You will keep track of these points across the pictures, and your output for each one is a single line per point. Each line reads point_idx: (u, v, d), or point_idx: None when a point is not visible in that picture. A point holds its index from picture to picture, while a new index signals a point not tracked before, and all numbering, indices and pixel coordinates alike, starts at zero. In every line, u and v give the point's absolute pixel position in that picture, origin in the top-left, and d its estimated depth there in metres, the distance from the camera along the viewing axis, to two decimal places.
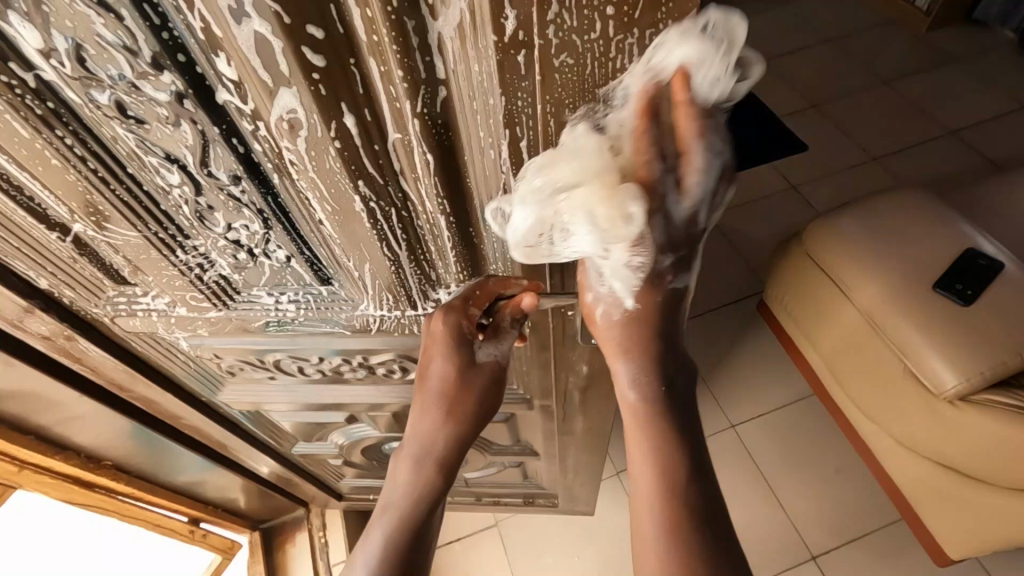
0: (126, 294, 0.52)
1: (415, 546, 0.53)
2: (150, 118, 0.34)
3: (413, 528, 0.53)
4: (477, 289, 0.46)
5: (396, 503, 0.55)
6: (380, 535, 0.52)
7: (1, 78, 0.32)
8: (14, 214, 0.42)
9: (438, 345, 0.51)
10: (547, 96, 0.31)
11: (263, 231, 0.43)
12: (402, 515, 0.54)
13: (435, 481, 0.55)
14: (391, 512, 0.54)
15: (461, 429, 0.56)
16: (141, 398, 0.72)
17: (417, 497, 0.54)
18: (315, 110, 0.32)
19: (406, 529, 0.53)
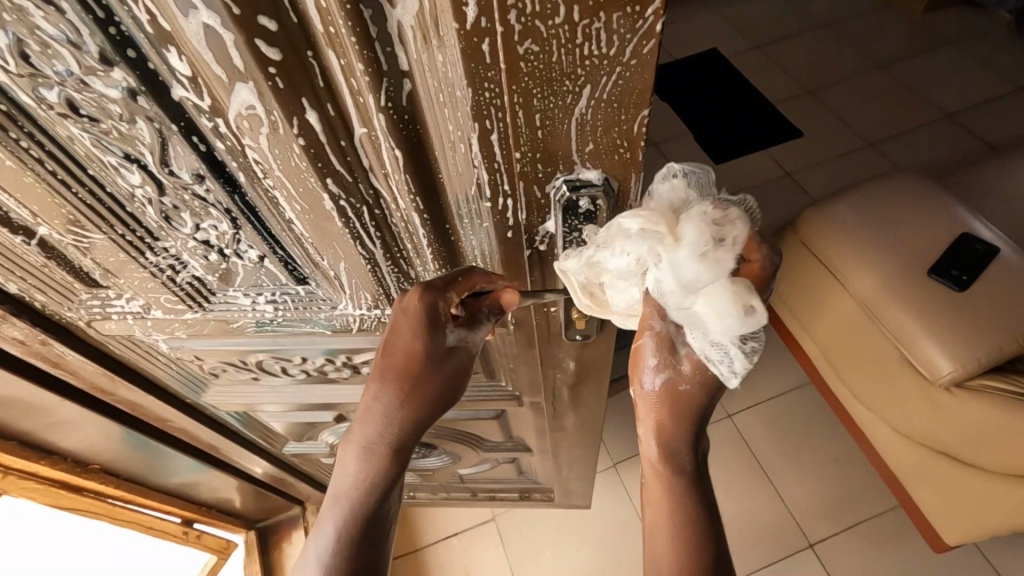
0: (99, 297, 0.51)
1: (368, 541, 0.50)
2: (104, 116, 0.32)
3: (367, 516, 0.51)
4: (461, 275, 0.44)
5: (348, 491, 0.51)
6: (330, 530, 0.50)
7: None
8: None
9: (406, 324, 0.45)
10: (513, 87, 0.28)
11: (232, 231, 0.42)
12: (355, 504, 0.51)
13: (391, 465, 0.51)
14: (344, 497, 0.51)
15: (416, 413, 0.50)
16: (125, 401, 0.71)
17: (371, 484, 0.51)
18: (274, 105, 0.31)
19: (356, 526, 0.50)
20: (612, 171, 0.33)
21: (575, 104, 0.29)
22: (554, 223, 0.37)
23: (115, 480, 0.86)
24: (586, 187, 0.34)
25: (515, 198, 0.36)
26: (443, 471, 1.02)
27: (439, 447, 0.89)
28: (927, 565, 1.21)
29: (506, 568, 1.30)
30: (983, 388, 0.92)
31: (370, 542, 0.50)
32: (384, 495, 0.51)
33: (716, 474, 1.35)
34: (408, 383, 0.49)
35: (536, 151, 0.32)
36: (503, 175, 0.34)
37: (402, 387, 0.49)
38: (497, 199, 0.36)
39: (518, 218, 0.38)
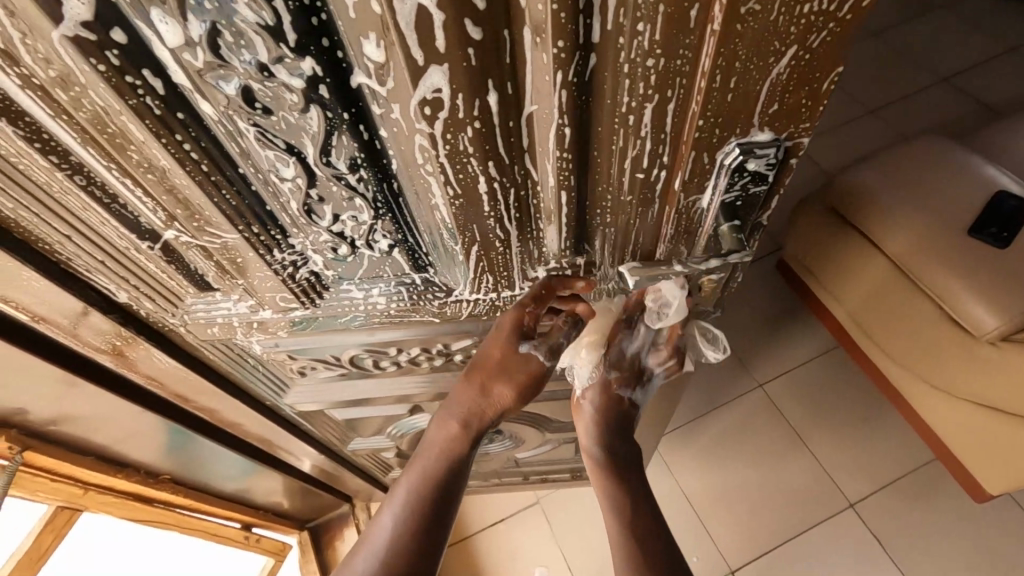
0: (207, 300, 0.50)
1: (437, 500, 0.58)
2: (276, 106, 0.32)
3: (432, 493, 0.58)
4: (542, 289, 0.49)
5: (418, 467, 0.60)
6: (398, 503, 0.57)
7: (127, 79, 0.29)
8: (104, 223, 0.40)
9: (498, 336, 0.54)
10: (721, 49, 0.28)
11: (369, 221, 0.41)
12: (428, 467, 0.60)
13: (459, 448, 0.61)
14: (412, 473, 0.60)
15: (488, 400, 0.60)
16: (204, 408, 0.70)
17: (439, 464, 0.60)
18: (461, 85, 0.31)
19: (423, 495, 0.58)
20: (785, 130, 0.33)
21: (775, 64, 0.29)
22: (715, 189, 0.37)
23: (183, 489, 0.85)
24: (761, 150, 0.34)
25: (674, 166, 0.36)
26: (500, 457, 1.03)
27: (505, 431, 0.90)
28: (964, 516, 1.25)
29: (556, 547, 1.31)
30: None
31: (434, 518, 0.57)
32: (450, 475, 0.60)
33: (754, 446, 1.38)
34: (481, 379, 0.59)
35: (719, 116, 0.32)
36: (668, 145, 0.35)
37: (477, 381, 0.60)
38: (653, 170, 0.37)
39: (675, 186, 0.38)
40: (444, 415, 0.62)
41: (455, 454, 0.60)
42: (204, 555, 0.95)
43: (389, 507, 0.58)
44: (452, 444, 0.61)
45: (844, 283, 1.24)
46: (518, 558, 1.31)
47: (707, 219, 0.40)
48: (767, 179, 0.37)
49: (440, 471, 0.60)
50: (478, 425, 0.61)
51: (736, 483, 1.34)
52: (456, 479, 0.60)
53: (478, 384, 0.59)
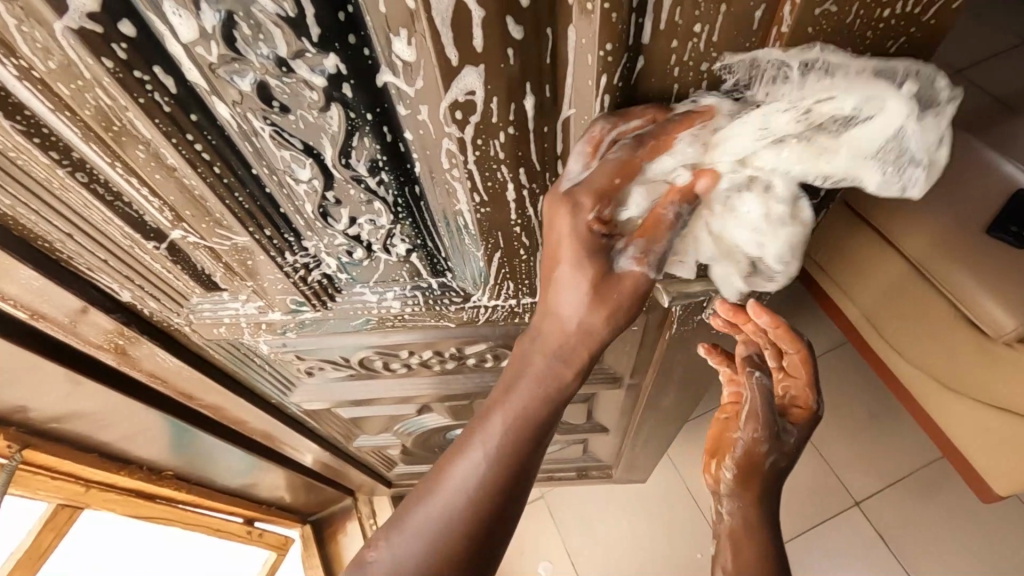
0: (213, 300, 0.48)
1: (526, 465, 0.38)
2: (294, 104, 0.29)
3: (523, 456, 0.37)
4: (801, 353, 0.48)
5: (507, 414, 0.38)
6: (482, 460, 0.37)
7: (135, 74, 0.27)
8: (108, 223, 0.38)
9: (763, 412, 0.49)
10: None
11: (388, 225, 0.38)
12: (522, 412, 0.38)
13: (563, 391, 0.39)
14: (503, 414, 0.38)
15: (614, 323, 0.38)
16: (209, 406, 0.68)
17: (531, 420, 0.38)
18: (496, 87, 0.28)
19: (512, 453, 0.37)
20: None
21: None
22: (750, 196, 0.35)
23: (186, 485, 0.83)
24: None
25: (716, 177, 0.34)
26: None
27: None
28: (972, 522, 1.23)
29: (560, 544, 1.30)
30: None
31: (517, 489, 0.38)
32: (542, 432, 0.38)
33: None
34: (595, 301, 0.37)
35: None
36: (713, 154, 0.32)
37: (583, 296, 0.37)
38: (694, 178, 0.34)
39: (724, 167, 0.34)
40: (541, 349, 0.39)
41: (553, 403, 0.39)
42: (206, 550, 0.94)
43: (466, 459, 0.38)
44: (554, 393, 0.38)
45: (861, 284, 1.22)
46: (521, 555, 1.30)
47: None
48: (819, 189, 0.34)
49: (538, 427, 0.38)
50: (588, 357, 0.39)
51: None
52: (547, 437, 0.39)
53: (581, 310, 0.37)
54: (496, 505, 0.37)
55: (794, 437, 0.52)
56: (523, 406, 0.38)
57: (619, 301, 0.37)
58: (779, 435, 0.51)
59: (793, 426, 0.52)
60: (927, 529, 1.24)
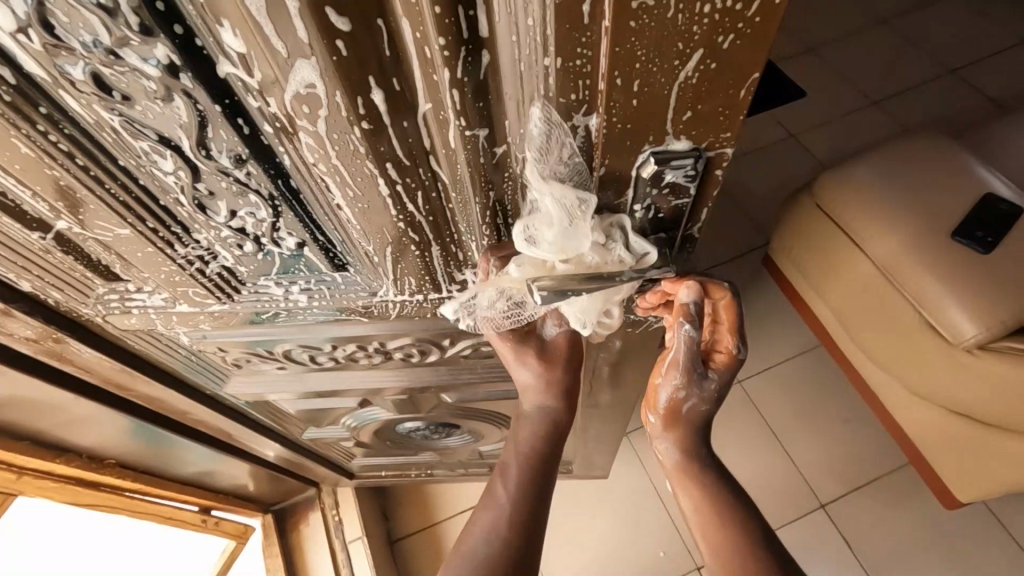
0: (118, 290, 0.47)
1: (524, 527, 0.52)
2: (136, 94, 0.29)
3: (531, 488, 0.55)
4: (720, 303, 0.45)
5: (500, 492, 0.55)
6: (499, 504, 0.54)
7: None
8: None
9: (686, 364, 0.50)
10: (616, 47, 0.25)
11: (270, 218, 0.38)
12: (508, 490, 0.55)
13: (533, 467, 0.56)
14: (496, 498, 0.55)
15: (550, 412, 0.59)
16: (143, 397, 0.67)
17: (522, 486, 0.55)
18: (334, 80, 0.27)
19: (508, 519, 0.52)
20: (704, 140, 0.30)
21: (681, 67, 0.26)
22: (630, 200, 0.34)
23: (131, 474, 0.83)
24: (677, 160, 0.31)
25: (588, 177, 0.33)
26: (463, 449, 1.02)
27: (463, 424, 0.88)
28: (935, 524, 1.23)
29: None
30: (1012, 351, 0.90)
31: (539, 515, 0.54)
32: (542, 474, 0.56)
33: (728, 440, 1.36)
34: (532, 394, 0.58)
35: (626, 122, 0.29)
36: (579, 152, 0.31)
37: (535, 386, 0.58)
38: (568, 176, 0.34)
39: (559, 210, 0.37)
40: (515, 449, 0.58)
41: (545, 456, 0.57)
42: (137, 547, 0.94)
43: (478, 532, 0.52)
44: (540, 444, 0.57)
45: (829, 284, 1.21)
46: None
47: (631, 231, 0.37)
48: (691, 190, 0.33)
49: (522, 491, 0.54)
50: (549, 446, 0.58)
51: None
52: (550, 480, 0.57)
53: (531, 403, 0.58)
54: (522, 523, 0.52)
55: (714, 380, 0.53)
56: (525, 455, 0.57)
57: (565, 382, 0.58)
58: (700, 380, 0.53)
59: (714, 372, 0.52)
60: (889, 529, 1.24)
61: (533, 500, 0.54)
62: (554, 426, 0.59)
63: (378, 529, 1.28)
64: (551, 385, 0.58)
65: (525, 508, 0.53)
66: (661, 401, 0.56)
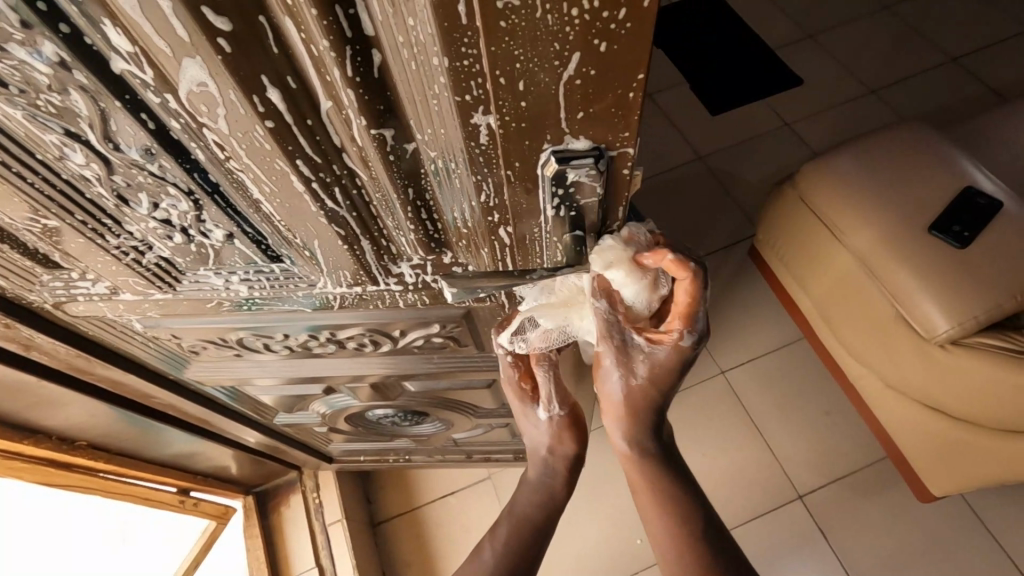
0: (62, 278, 0.48)
1: (525, 560, 0.63)
2: (32, 89, 0.29)
3: (531, 542, 0.64)
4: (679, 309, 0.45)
5: (511, 519, 0.66)
6: (496, 550, 0.64)
7: None
8: None
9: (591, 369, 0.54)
10: (495, 48, 0.25)
11: (194, 210, 0.38)
12: (516, 523, 0.65)
13: (532, 518, 0.65)
14: (507, 523, 0.66)
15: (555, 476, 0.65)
16: (106, 380, 0.68)
17: (523, 524, 0.65)
18: (224, 79, 0.27)
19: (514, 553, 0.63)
20: (603, 139, 0.30)
21: (563, 68, 0.26)
22: (544, 201, 0.34)
23: (105, 455, 0.85)
24: (577, 160, 0.31)
25: (499, 177, 0.33)
26: (437, 436, 1.03)
27: (432, 412, 0.89)
28: (912, 517, 1.23)
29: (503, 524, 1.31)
30: (984, 347, 0.89)
31: (529, 554, 0.64)
32: (543, 523, 0.66)
33: (709, 431, 1.36)
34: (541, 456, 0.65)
35: (520, 122, 0.29)
36: (484, 152, 0.31)
37: (543, 450, 0.64)
38: (482, 176, 0.33)
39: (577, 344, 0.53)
40: (522, 498, 0.67)
41: (542, 514, 0.66)
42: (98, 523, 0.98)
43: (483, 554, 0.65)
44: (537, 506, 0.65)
45: (812, 276, 1.20)
46: (465, 533, 1.31)
47: (550, 228, 0.38)
48: (597, 190, 0.34)
49: (526, 531, 0.65)
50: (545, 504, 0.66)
51: (695, 471, 1.32)
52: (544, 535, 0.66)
53: (539, 464, 0.65)
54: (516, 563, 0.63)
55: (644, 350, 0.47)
56: (527, 512, 0.66)
57: (568, 453, 0.65)
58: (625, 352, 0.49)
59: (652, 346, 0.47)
60: (867, 521, 1.24)
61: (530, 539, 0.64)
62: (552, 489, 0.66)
63: (360, 512, 1.30)
64: (556, 446, 0.64)
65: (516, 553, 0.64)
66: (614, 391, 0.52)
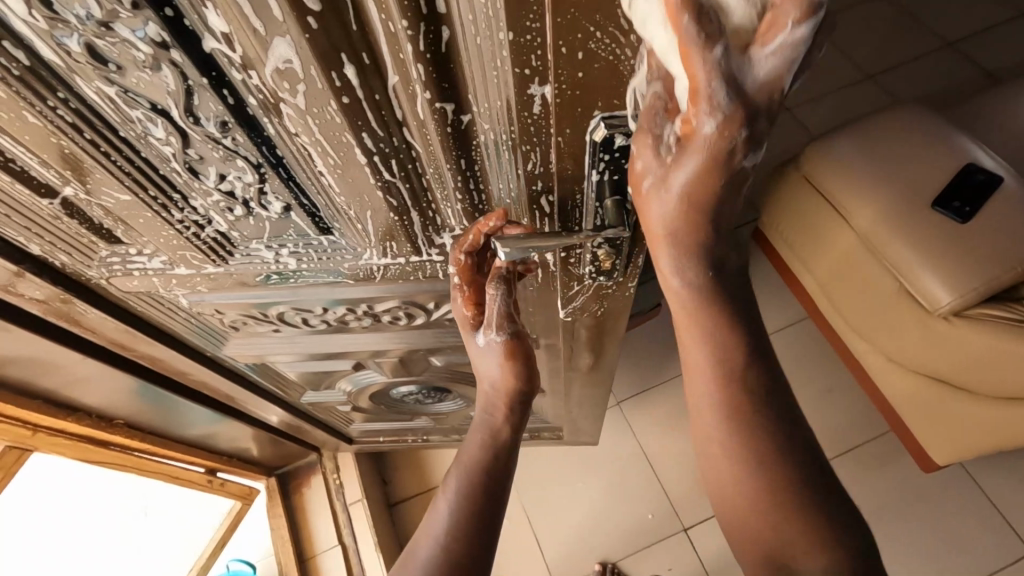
0: (119, 253, 0.51)
1: (486, 508, 0.53)
2: (128, 65, 0.31)
3: (487, 483, 0.55)
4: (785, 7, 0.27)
5: (462, 464, 0.57)
6: (451, 496, 0.54)
7: None
8: (8, 184, 0.41)
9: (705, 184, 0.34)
10: (558, 19, 0.29)
11: (257, 182, 0.41)
12: (471, 462, 0.56)
13: (486, 458, 0.56)
14: (459, 470, 0.56)
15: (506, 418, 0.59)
16: (147, 357, 0.71)
17: (482, 461, 0.56)
18: (308, 58, 0.30)
19: (472, 493, 0.54)
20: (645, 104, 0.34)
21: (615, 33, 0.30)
22: (589, 167, 0.39)
23: (139, 434, 0.88)
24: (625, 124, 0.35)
25: (548, 145, 0.37)
26: (456, 414, 1.06)
27: (455, 389, 0.92)
28: (915, 486, 1.27)
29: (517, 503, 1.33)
30: (985, 317, 0.93)
31: (489, 503, 0.54)
32: (499, 472, 0.56)
33: None
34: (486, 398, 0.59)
35: (573, 89, 0.33)
36: (537, 120, 0.35)
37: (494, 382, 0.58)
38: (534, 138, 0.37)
39: (626, 280, 0.54)
40: (472, 442, 0.58)
41: (496, 460, 0.57)
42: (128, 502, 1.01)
43: (439, 510, 0.54)
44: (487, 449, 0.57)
45: (815, 255, 1.23)
46: None
47: (593, 194, 0.42)
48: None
49: (484, 474, 0.55)
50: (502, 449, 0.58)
51: None
52: (499, 485, 0.55)
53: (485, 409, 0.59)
54: (479, 503, 0.53)
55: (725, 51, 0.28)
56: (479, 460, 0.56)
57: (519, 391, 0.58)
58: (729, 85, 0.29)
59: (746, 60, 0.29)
60: (871, 493, 1.28)
61: (486, 481, 0.55)
62: (498, 436, 0.58)
63: (377, 493, 1.33)
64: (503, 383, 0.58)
65: (472, 501, 0.53)
66: (652, 216, 0.37)
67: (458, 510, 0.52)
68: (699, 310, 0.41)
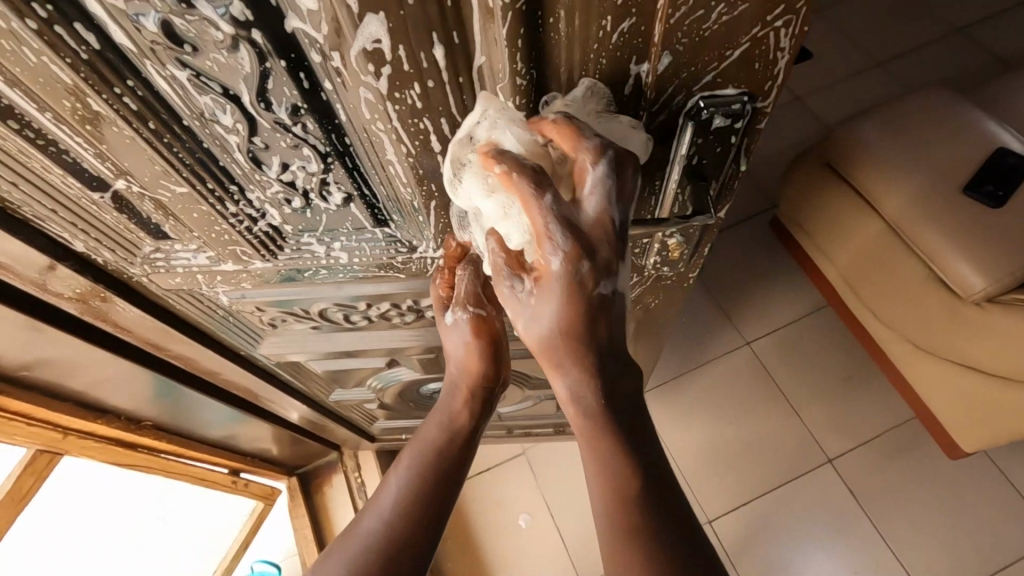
0: (164, 249, 0.49)
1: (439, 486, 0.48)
2: (205, 45, 0.30)
3: (440, 465, 0.50)
4: None
5: (416, 444, 0.52)
6: (403, 474, 0.49)
7: (49, 27, 0.28)
8: (59, 178, 0.39)
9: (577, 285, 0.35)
10: None
11: (320, 172, 0.39)
12: (428, 442, 0.52)
13: (447, 440, 0.52)
14: (413, 450, 0.51)
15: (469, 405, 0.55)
16: (179, 357, 0.69)
17: (439, 441, 0.52)
18: (399, 33, 0.29)
19: (426, 470, 0.49)
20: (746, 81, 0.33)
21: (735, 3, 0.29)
22: (678, 148, 0.37)
23: (167, 435, 0.86)
24: (726, 102, 0.34)
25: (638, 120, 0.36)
26: None
27: None
28: (940, 474, 1.27)
29: (539, 498, 1.32)
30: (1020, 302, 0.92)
31: (442, 486, 0.49)
32: (453, 459, 0.51)
33: (737, 399, 1.39)
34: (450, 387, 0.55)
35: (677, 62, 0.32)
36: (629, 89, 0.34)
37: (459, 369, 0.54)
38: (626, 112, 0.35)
39: (685, 272, 0.54)
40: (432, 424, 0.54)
41: (452, 443, 0.52)
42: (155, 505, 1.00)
43: (388, 482, 0.48)
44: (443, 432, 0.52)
45: (837, 244, 1.22)
46: (501, 509, 1.32)
47: (673, 179, 0.40)
48: (733, 138, 0.37)
49: (439, 456, 0.50)
50: (463, 434, 0.53)
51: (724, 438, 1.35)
52: (455, 469, 0.51)
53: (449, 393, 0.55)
54: (429, 483, 0.48)
55: None
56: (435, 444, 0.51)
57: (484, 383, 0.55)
58: None
59: None
60: (896, 482, 1.27)
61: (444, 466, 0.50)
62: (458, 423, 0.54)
63: None
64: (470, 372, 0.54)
65: (426, 480, 0.48)
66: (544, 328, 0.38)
67: (408, 489, 0.47)
68: (594, 432, 0.40)
